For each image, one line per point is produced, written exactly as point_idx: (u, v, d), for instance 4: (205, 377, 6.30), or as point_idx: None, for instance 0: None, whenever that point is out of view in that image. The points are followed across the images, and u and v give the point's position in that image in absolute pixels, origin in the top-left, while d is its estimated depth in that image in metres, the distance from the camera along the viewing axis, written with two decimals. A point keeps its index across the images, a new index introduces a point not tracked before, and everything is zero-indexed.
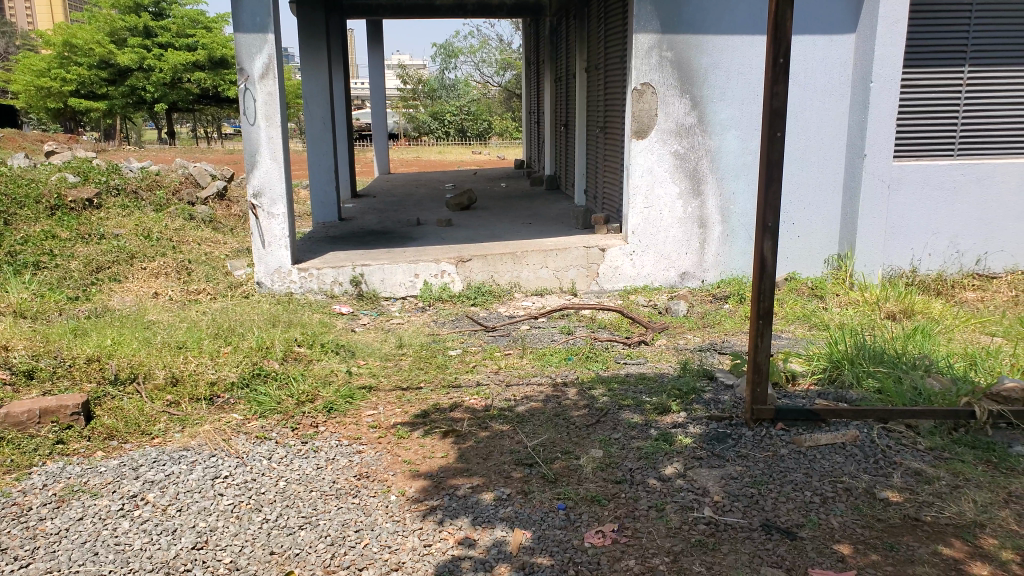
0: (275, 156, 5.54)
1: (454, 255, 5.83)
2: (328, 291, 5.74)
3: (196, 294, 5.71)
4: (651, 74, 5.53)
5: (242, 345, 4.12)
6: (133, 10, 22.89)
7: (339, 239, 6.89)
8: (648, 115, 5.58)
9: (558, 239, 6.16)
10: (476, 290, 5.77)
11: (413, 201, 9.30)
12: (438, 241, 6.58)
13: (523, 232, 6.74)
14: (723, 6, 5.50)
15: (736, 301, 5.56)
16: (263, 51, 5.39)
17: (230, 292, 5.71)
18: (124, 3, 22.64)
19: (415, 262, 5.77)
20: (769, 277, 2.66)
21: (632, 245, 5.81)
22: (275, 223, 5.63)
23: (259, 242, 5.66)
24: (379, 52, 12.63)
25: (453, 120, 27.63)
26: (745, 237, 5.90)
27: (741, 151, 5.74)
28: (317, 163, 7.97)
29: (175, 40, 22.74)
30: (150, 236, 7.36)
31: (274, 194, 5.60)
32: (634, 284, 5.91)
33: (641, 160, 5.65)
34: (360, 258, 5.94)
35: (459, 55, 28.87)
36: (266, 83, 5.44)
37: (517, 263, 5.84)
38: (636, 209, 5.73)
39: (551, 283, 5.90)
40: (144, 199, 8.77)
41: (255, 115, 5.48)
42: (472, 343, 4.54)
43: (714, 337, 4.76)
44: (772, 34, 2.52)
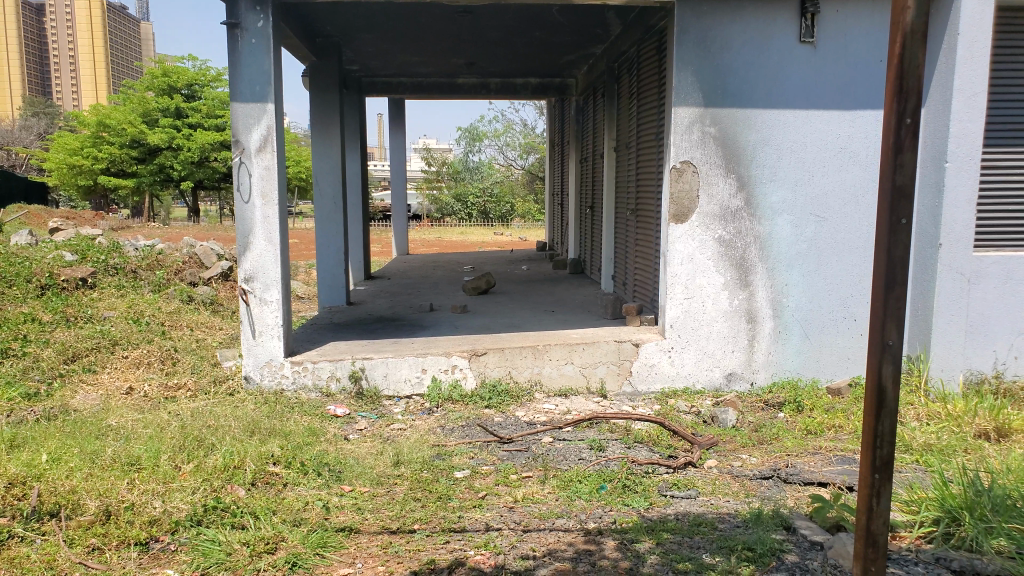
0: (270, 236, 4.96)
1: (467, 348, 5.12)
2: (323, 388, 5.05)
3: (164, 391, 4.97)
4: (693, 151, 4.95)
5: (205, 464, 3.42)
6: (166, 92, 23.33)
7: (343, 326, 6.26)
8: (688, 197, 4.97)
9: (585, 331, 5.47)
10: (490, 388, 5.05)
11: (428, 284, 8.71)
12: (450, 330, 5.91)
13: (545, 321, 6.06)
14: (773, 78, 4.96)
15: (792, 409, 4.81)
16: (262, 122, 4.88)
17: (213, 388, 5.04)
18: (158, 85, 23.12)
19: (423, 355, 5.08)
20: (889, 418, 1.93)
21: (671, 341, 5.08)
22: (269, 311, 5.01)
23: (249, 332, 5.02)
24: (400, 130, 12.34)
25: (474, 201, 27.47)
26: (800, 334, 5.15)
27: (795, 238, 5.07)
28: (326, 245, 7.44)
29: (205, 121, 23.03)
30: (139, 321, 6.76)
31: (268, 279, 4.99)
32: (673, 386, 5.15)
33: (680, 246, 5.01)
34: (362, 350, 5.26)
35: (483, 137, 29.16)
36: (264, 157, 4.91)
37: (538, 358, 5.13)
38: (676, 300, 5.04)
39: (576, 381, 5.16)
40: (142, 278, 8.26)
41: (250, 192, 4.93)
42: (483, 459, 3.81)
43: (773, 458, 3.98)
44: (895, 89, 1.88)
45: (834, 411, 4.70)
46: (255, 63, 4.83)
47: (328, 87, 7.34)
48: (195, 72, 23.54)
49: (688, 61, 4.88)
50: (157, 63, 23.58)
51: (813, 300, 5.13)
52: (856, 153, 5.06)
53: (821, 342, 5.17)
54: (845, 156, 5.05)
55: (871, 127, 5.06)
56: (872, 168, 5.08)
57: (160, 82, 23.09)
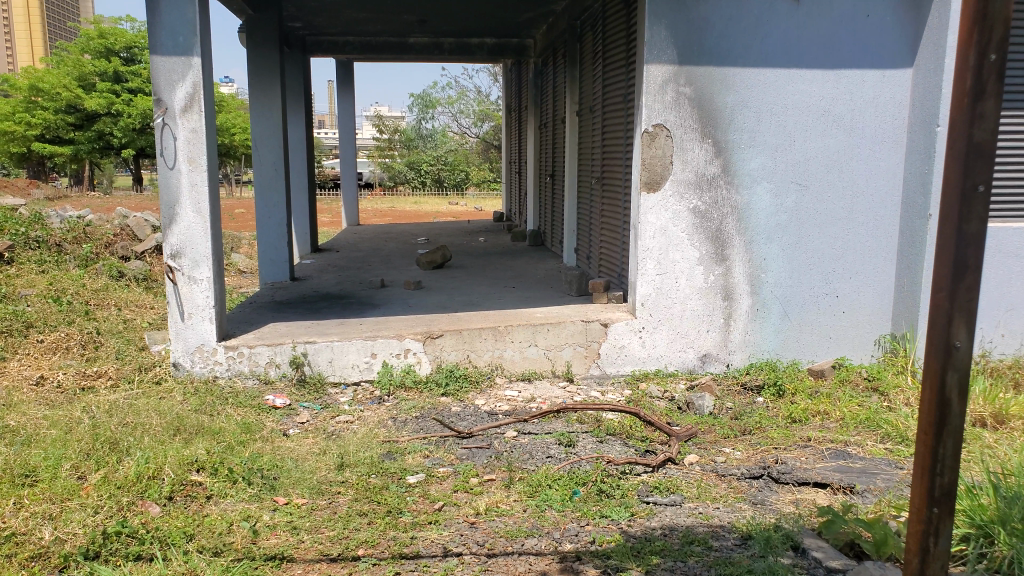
0: (199, 206, 4.40)
1: (421, 329, 4.66)
2: (261, 375, 4.54)
3: (80, 381, 4.38)
4: (666, 113, 4.53)
5: (115, 474, 2.92)
6: (103, 53, 21.97)
7: (286, 305, 5.72)
8: (660, 164, 4.57)
9: (549, 310, 5.05)
10: (446, 373, 4.61)
11: (380, 258, 8.19)
12: (403, 308, 5.44)
13: (505, 298, 5.63)
14: (753, 34, 4.54)
15: (772, 394, 4.49)
16: (187, 77, 4.29)
17: (138, 377, 4.47)
18: (94, 46, 21.73)
19: (372, 338, 4.60)
20: (952, 439, 1.60)
21: (642, 321, 4.71)
22: (200, 291, 4.47)
23: (178, 315, 4.48)
24: (349, 95, 11.67)
25: (431, 170, 27.19)
26: (779, 312, 4.81)
27: (774, 209, 4.71)
28: (268, 216, 6.87)
29: (146, 85, 21.79)
30: (60, 299, 6.10)
31: (198, 255, 4.44)
32: (644, 369, 4.78)
33: (652, 218, 4.61)
34: (303, 333, 4.75)
35: (438, 105, 28.15)
36: (190, 118, 4.33)
37: (499, 340, 4.69)
38: (648, 276, 4.66)
39: (540, 364, 4.74)
40: (67, 252, 7.56)
41: (175, 156, 4.35)
42: (441, 460, 3.39)
43: (760, 452, 3.65)
44: (973, 18, 1.50)
45: (818, 395, 4.39)
46: (176, 10, 4.22)
47: (267, 42, 6.67)
48: (134, 32, 22.16)
49: (662, 15, 4.44)
50: (93, 22, 22.16)
51: (793, 276, 4.78)
52: (840, 116, 4.68)
53: (801, 320, 4.83)
54: (828, 120, 4.68)
55: (855, 87, 4.66)
56: (857, 132, 4.70)
57: (95, 43, 21.69)
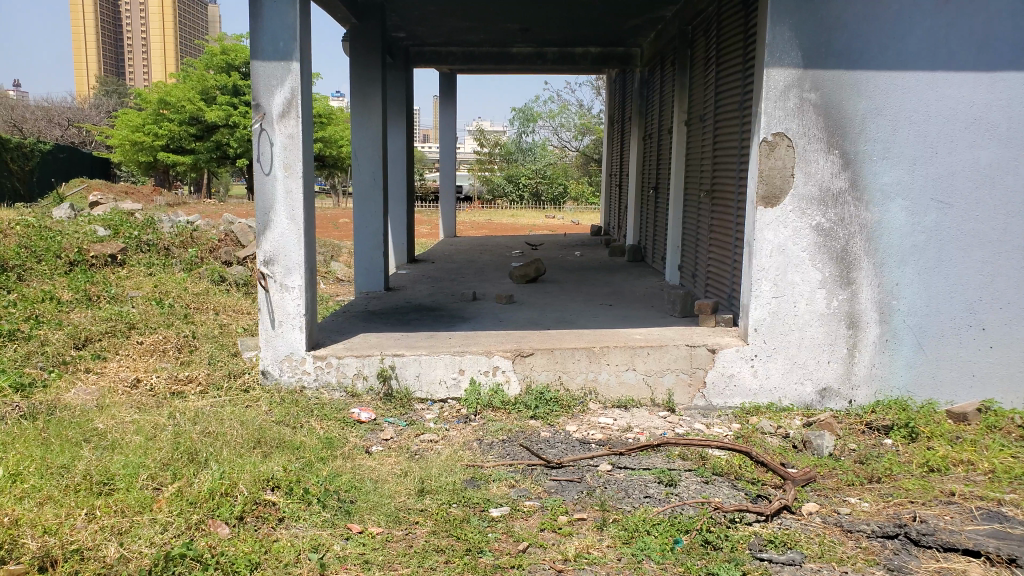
0: (294, 214, 4.35)
1: (512, 347, 4.42)
2: (347, 388, 4.42)
3: (168, 386, 4.42)
4: (788, 121, 4.12)
5: (189, 488, 2.82)
6: (225, 69, 23.15)
7: (376, 316, 5.63)
8: (780, 175, 4.15)
9: (649, 331, 4.71)
10: (536, 395, 4.33)
11: (475, 269, 8.05)
12: (495, 323, 5.23)
13: (601, 316, 5.32)
14: (892, 33, 4.08)
15: (903, 436, 3.95)
16: (285, 83, 4.24)
17: (227, 384, 4.47)
18: (217, 61, 22.93)
19: (460, 354, 4.40)
20: None
21: (754, 348, 4.30)
22: (291, 300, 4.41)
23: (268, 324, 4.43)
24: (451, 107, 11.68)
25: (529, 184, 26.91)
26: (912, 344, 4.27)
27: (911, 228, 4.19)
28: (365, 225, 6.84)
29: None
30: (162, 302, 6.27)
31: (291, 263, 4.38)
32: (755, 402, 4.35)
33: (770, 236, 4.20)
34: (391, 345, 4.60)
35: (538, 119, 28.17)
36: (288, 124, 4.28)
37: (594, 362, 4.39)
38: (763, 300, 4.26)
39: (639, 390, 4.40)
40: (174, 255, 7.86)
41: (271, 162, 4.31)
42: (527, 492, 3.16)
43: (893, 505, 3.17)
44: None
45: (962, 442, 3.84)
46: (277, 15, 4.19)
47: (369, 50, 6.64)
48: None
49: (787, 13, 4.04)
50: (217, 39, 23.42)
51: (931, 304, 4.24)
52: (993, 126, 4.14)
53: (938, 355, 4.28)
54: (979, 128, 4.14)
55: (1014, 93, 4.13)
56: (1013, 144, 4.16)
57: (218, 59, 22.91)
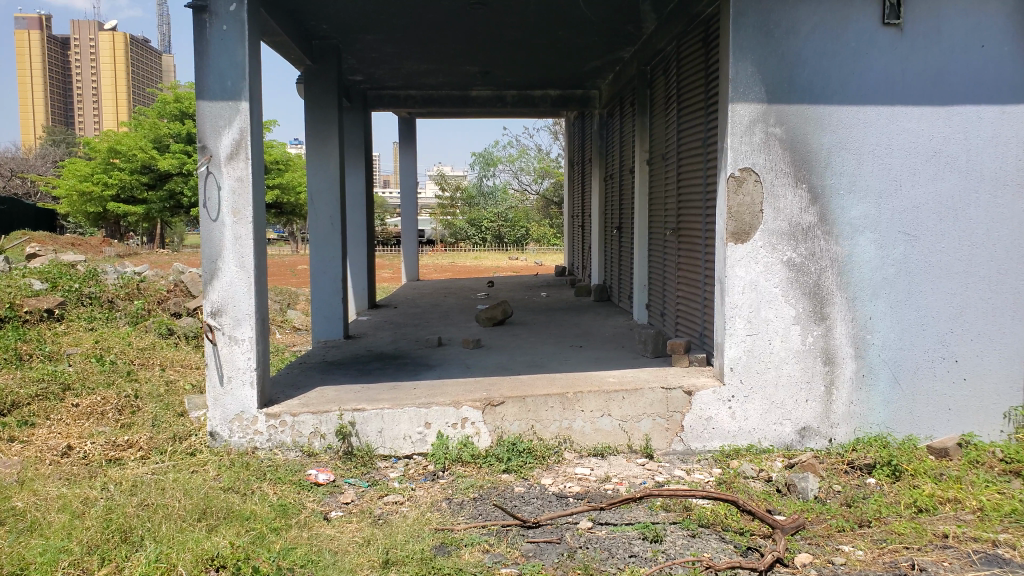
0: (243, 261, 4.09)
1: (481, 396, 4.19)
2: (304, 447, 4.12)
3: (103, 452, 4.06)
4: (755, 156, 4.04)
5: (118, 575, 2.62)
6: (178, 117, 22.83)
7: (336, 367, 5.35)
8: (749, 212, 4.06)
9: (623, 374, 4.54)
10: (508, 446, 4.11)
11: (438, 314, 7.83)
12: (462, 370, 5.00)
13: (572, 359, 5.14)
14: (850, 67, 4.05)
15: (886, 475, 3.82)
16: (233, 123, 4.03)
17: (170, 449, 4.10)
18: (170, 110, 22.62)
19: (426, 406, 4.15)
20: None
21: (731, 388, 4.16)
22: (241, 353, 4.12)
23: (217, 380, 4.12)
24: (411, 150, 11.56)
25: (491, 227, 26.72)
26: (888, 379, 4.17)
27: (880, 262, 4.12)
28: (322, 271, 6.58)
29: None
30: (102, 359, 5.88)
31: (240, 313, 4.11)
32: (734, 444, 4.20)
33: (742, 272, 4.08)
34: (351, 399, 4.34)
35: (498, 163, 28.48)
36: (236, 166, 4.05)
37: (568, 409, 4.18)
38: (737, 338, 4.13)
39: (616, 437, 4.21)
40: (118, 308, 7.49)
41: (218, 207, 4.06)
42: (503, 557, 2.94)
43: (887, 552, 3.00)
44: None
45: (946, 480, 3.71)
46: (225, 53, 3.99)
47: (324, 92, 6.45)
48: None
49: (748, 49, 3.98)
50: (170, 87, 23.13)
51: (903, 338, 4.16)
52: (953, 158, 4.12)
53: (914, 389, 4.18)
54: (940, 161, 4.11)
55: (971, 126, 4.12)
56: (974, 175, 4.13)
57: (172, 108, 22.61)
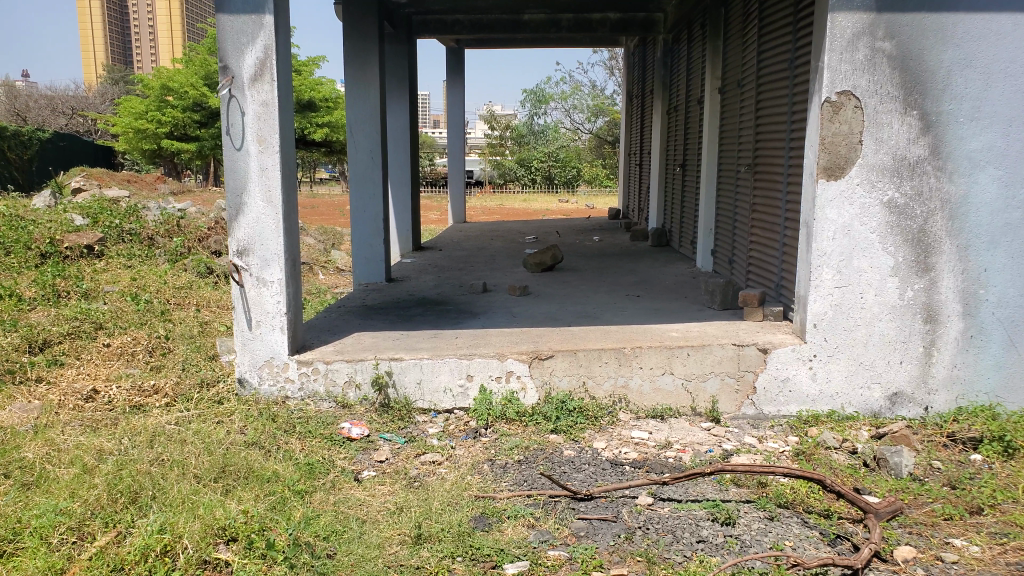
0: (270, 195, 3.73)
1: (528, 348, 3.79)
2: (337, 398, 3.83)
3: (127, 397, 3.82)
4: (857, 77, 3.46)
5: (118, 546, 2.33)
6: None
7: (374, 311, 5.02)
8: (846, 143, 3.50)
9: (687, 328, 4.07)
10: (556, 404, 3.71)
11: (485, 258, 7.43)
12: (508, 318, 4.61)
13: (628, 309, 4.69)
14: None
15: (996, 452, 3.31)
16: (257, 41, 3.63)
17: (195, 396, 3.85)
18: None
19: (468, 357, 3.78)
20: None
21: (812, 347, 3.65)
22: (270, 296, 3.81)
23: (244, 324, 3.84)
24: (460, 85, 11.03)
25: (541, 167, 26.09)
26: (1002, 341, 3.61)
27: (1003, 204, 3.52)
28: (363, 210, 6.20)
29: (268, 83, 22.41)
30: (138, 297, 5.67)
31: (268, 252, 3.78)
32: (813, 410, 3.71)
33: (832, 214, 3.55)
34: (387, 347, 4.00)
35: (550, 100, 27.49)
36: (261, 89, 3.67)
37: (624, 366, 3.75)
38: (823, 290, 3.61)
39: (677, 398, 3.77)
40: (159, 245, 7.34)
41: (243, 135, 3.70)
42: (550, 534, 2.57)
43: (1012, 551, 2.56)
44: None
45: None
46: None
47: (366, 14, 5.98)
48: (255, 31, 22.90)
49: None
50: None
51: None
52: None
53: None
54: None
55: None
56: None
57: None
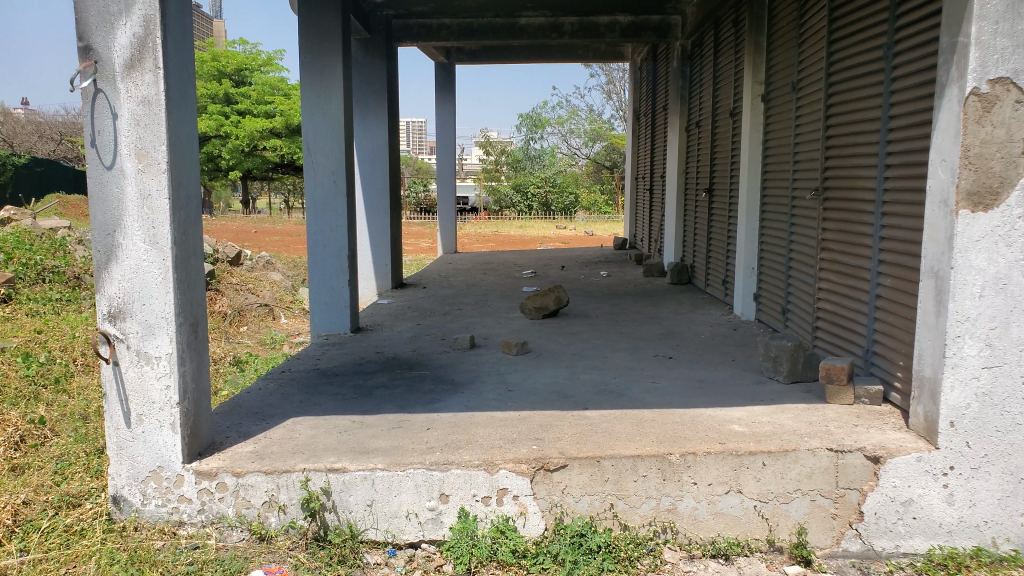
0: (154, 234, 2.56)
1: (529, 454, 2.61)
2: (254, 525, 2.63)
3: None
4: (1019, 58, 2.33)
5: None
6: (217, 78, 22.50)
7: (327, 379, 3.85)
8: (1000, 155, 2.37)
9: (755, 419, 2.90)
10: (571, 541, 2.55)
11: (476, 297, 6.29)
12: (503, 392, 3.44)
13: (661, 379, 3.54)
14: None
15: None
16: (133, 11, 2.46)
17: (43, 526, 2.71)
18: (207, 71, 22.24)
19: (437, 469, 2.58)
20: None
21: (950, 456, 2.50)
22: (155, 380, 2.63)
23: (122, 418, 2.66)
24: (450, 102, 9.98)
25: (538, 193, 24.41)
26: None
27: None
28: (322, 246, 5.05)
29: (256, 108, 22.15)
30: (34, 358, 4.60)
31: (152, 316, 2.60)
32: (951, 548, 2.54)
33: (979, 262, 2.41)
34: (330, 446, 2.82)
35: (546, 126, 26.72)
36: (138, 81, 2.50)
37: (671, 482, 2.57)
38: (965, 372, 2.46)
39: (748, 526, 2.60)
40: (86, 286, 6.32)
41: (114, 147, 2.53)
42: None
43: None
44: None
45: None
46: None
47: (324, 6, 4.85)
48: (246, 56, 22.82)
49: None
50: (210, 48, 22.77)
51: None
52: None
53: None
54: None
55: None
56: None
57: (210, 68, 22.24)
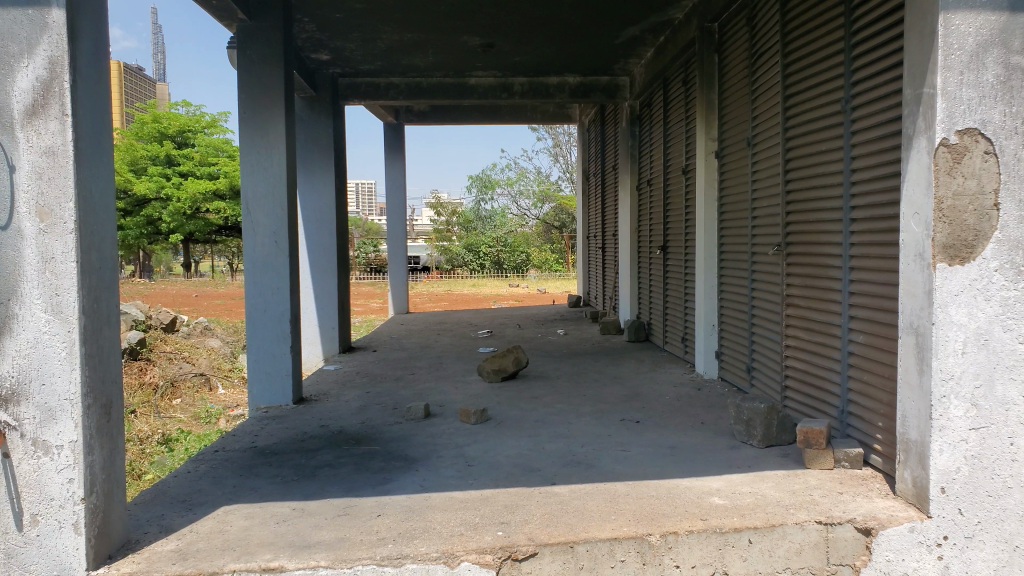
0: (57, 302, 2.25)
1: (494, 542, 2.34)
2: None
3: None
4: (988, 108, 2.25)
5: None
6: (159, 139, 22.08)
7: (267, 458, 3.51)
8: (972, 207, 2.26)
9: (735, 489, 2.69)
10: None
11: (429, 362, 6.01)
12: (462, 468, 3.16)
13: (630, 447, 3.31)
14: None
15: None
16: (36, 51, 2.21)
17: None
18: (149, 132, 21.85)
19: (389, 564, 2.28)
20: None
21: (942, 526, 2.32)
22: (55, 473, 2.28)
23: (12, 520, 2.30)
24: (399, 162, 9.85)
25: (489, 253, 24.47)
26: None
27: None
28: (261, 311, 4.74)
29: (199, 169, 21.72)
30: None
31: (52, 398, 2.27)
32: None
33: (960, 317, 2.27)
34: (268, 539, 2.49)
35: (496, 187, 26.88)
36: (42, 130, 2.23)
37: (650, 567, 2.33)
38: (953, 435, 2.30)
39: None
40: None
41: (13, 204, 2.25)
42: None
43: None
44: None
45: None
46: None
47: (263, 61, 4.66)
48: (190, 118, 22.48)
49: None
50: (152, 110, 22.40)
51: None
52: None
53: None
54: None
55: None
56: None
57: (151, 130, 21.84)
